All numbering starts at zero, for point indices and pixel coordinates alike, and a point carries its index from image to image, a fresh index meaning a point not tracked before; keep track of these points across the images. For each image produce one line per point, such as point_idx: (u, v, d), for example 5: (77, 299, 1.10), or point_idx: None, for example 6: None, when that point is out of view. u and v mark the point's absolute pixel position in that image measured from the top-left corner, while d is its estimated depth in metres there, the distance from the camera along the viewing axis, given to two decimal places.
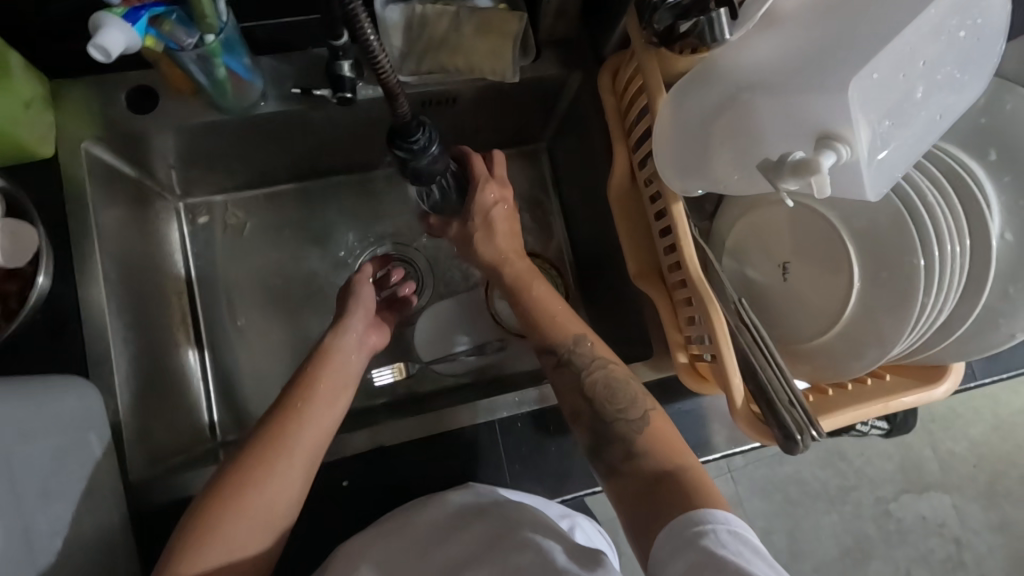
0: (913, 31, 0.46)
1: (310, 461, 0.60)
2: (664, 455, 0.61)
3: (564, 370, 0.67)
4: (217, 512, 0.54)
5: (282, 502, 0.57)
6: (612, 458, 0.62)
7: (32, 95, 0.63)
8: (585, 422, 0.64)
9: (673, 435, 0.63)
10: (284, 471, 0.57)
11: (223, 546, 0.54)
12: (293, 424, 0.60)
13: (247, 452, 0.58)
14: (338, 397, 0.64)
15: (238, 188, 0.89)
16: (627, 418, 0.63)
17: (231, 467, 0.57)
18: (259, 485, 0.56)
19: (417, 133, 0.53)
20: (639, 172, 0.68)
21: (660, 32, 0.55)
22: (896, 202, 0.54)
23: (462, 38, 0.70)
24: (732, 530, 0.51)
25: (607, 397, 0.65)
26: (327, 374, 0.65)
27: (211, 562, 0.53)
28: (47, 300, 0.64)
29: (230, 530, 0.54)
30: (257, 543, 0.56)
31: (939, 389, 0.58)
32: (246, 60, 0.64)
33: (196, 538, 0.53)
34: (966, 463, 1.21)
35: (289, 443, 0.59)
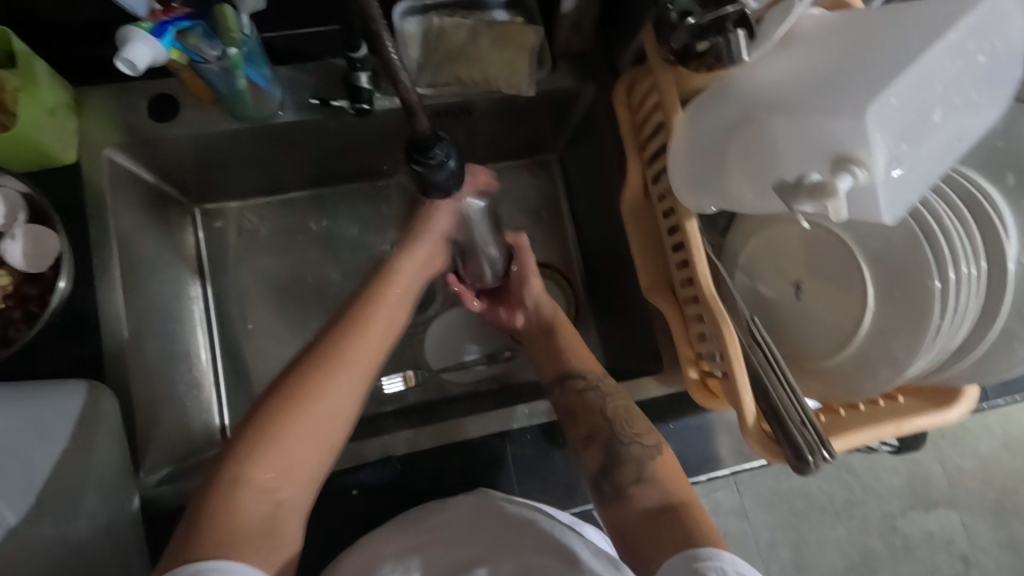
0: (931, 56, 0.46)
1: (369, 373, 0.64)
2: (672, 486, 0.63)
3: (587, 395, 0.69)
4: (280, 418, 0.57)
5: (339, 417, 0.60)
6: (622, 480, 0.64)
7: (56, 101, 0.64)
8: (599, 443, 0.66)
9: (677, 467, 0.65)
10: (349, 378, 0.61)
11: (285, 449, 0.56)
12: (350, 342, 0.63)
13: (318, 357, 0.61)
14: (392, 322, 0.67)
15: (253, 194, 0.90)
16: (642, 443, 0.66)
17: (306, 369, 0.60)
18: (329, 386, 0.60)
19: (436, 148, 0.52)
20: (652, 187, 0.68)
21: (676, 50, 0.55)
22: (913, 225, 0.54)
23: (479, 51, 0.71)
24: (736, 571, 0.51)
25: (626, 422, 0.67)
26: (384, 299, 0.68)
27: (274, 464, 0.56)
28: (66, 304, 0.64)
29: (293, 434, 0.57)
30: (323, 442, 0.59)
31: (954, 411, 0.57)
32: (266, 71, 0.64)
33: (259, 440, 0.56)
34: (975, 479, 1.20)
35: (347, 358, 0.62)
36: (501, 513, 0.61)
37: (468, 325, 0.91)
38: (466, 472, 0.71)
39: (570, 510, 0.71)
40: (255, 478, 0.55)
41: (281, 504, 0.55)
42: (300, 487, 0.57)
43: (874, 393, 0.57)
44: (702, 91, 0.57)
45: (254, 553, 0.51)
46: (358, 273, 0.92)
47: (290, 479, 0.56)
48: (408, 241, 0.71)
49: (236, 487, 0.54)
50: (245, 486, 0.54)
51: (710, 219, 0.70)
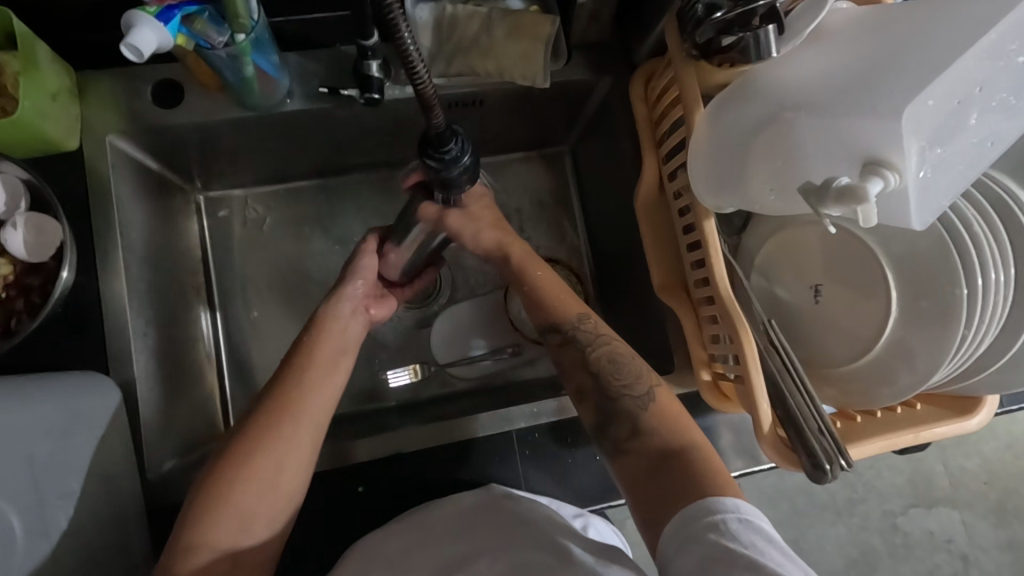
0: (972, 56, 0.44)
1: (319, 423, 0.61)
2: (670, 433, 0.61)
3: (570, 348, 0.68)
4: (226, 479, 0.56)
5: (290, 471, 0.58)
6: (619, 435, 0.62)
7: (58, 87, 0.62)
8: (590, 401, 0.65)
9: (677, 409, 0.63)
10: (295, 434, 0.59)
11: (237, 509, 0.55)
12: (295, 392, 0.61)
13: (256, 418, 0.59)
14: (336, 365, 0.65)
15: (258, 183, 0.88)
16: (632, 394, 0.63)
17: (241, 436, 0.58)
18: (271, 448, 0.58)
19: (451, 143, 0.52)
20: (669, 184, 0.66)
21: (700, 44, 0.53)
22: (941, 230, 0.52)
23: (494, 41, 0.69)
24: (742, 518, 0.50)
25: (613, 373, 0.64)
26: (323, 344, 0.66)
27: (225, 529, 0.55)
28: (69, 294, 0.63)
29: (242, 495, 0.56)
30: (276, 501, 0.57)
31: (973, 420, 0.56)
32: (274, 58, 0.62)
33: (208, 505, 0.55)
34: (977, 479, 1.13)
35: (293, 408, 0.60)
36: (499, 508, 0.60)
37: (476, 320, 0.90)
38: (472, 471, 0.70)
39: (586, 508, 0.70)
40: (208, 543, 0.54)
41: (242, 559, 0.56)
42: (259, 540, 0.57)
43: (892, 400, 0.56)
44: (724, 87, 0.55)
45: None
46: None
47: (247, 535, 0.56)
48: (333, 290, 0.71)
49: (188, 555, 0.53)
50: (197, 552, 0.54)
51: (726, 219, 0.68)
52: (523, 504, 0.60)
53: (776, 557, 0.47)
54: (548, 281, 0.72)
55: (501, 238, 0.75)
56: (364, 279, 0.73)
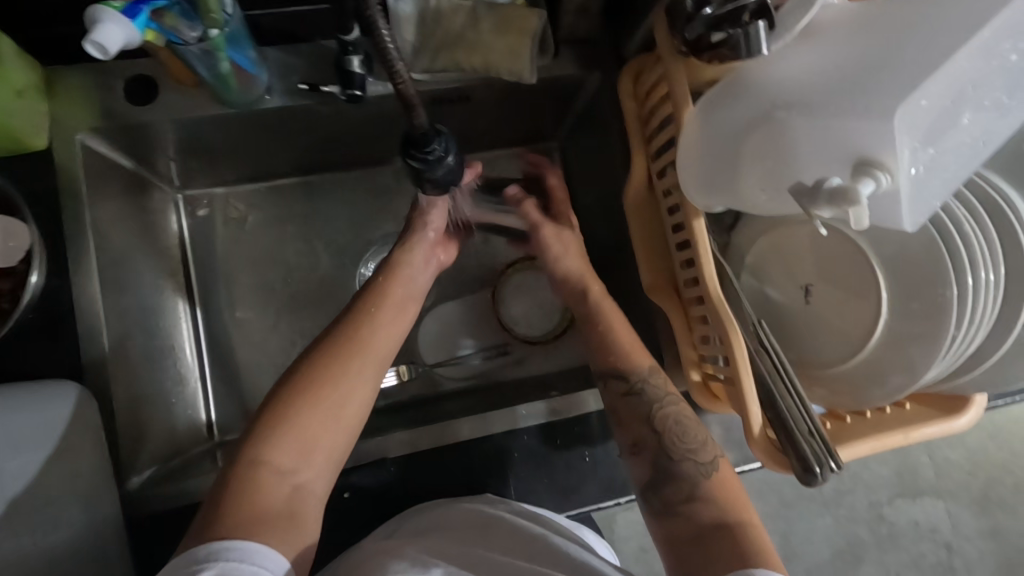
0: (965, 54, 0.43)
1: (383, 360, 0.63)
2: (728, 505, 0.58)
3: (633, 400, 0.64)
4: (299, 399, 0.57)
5: (357, 401, 0.59)
6: (670, 496, 0.59)
7: (26, 83, 0.59)
8: (647, 456, 0.62)
9: (737, 488, 0.60)
10: (362, 367, 0.61)
11: (304, 428, 0.56)
12: (367, 327, 0.63)
13: (328, 346, 0.61)
14: (403, 310, 0.67)
15: (239, 180, 0.85)
16: (695, 460, 0.61)
17: (313, 361, 0.60)
18: (340, 376, 0.59)
19: (434, 143, 0.50)
20: (658, 182, 0.65)
21: (689, 41, 0.52)
22: (931, 232, 0.52)
23: (479, 36, 0.67)
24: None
25: (677, 435, 0.62)
26: (393, 287, 0.68)
27: (291, 446, 0.55)
28: (39, 298, 0.61)
29: (312, 416, 0.57)
30: (338, 429, 0.58)
31: (960, 421, 0.56)
32: (252, 53, 0.60)
33: (281, 421, 0.56)
34: (961, 469, 1.14)
35: (364, 344, 0.62)
36: (502, 522, 0.59)
37: (465, 318, 0.89)
38: (459, 475, 0.69)
39: (566, 514, 0.69)
40: (273, 461, 0.54)
41: (302, 484, 0.55)
42: (320, 467, 0.56)
43: (883, 400, 0.56)
44: (714, 84, 0.54)
45: (275, 531, 0.50)
46: (348, 264, 0.88)
47: (310, 454, 0.56)
48: (405, 234, 0.72)
49: (256, 469, 0.53)
50: (264, 468, 0.54)
51: (715, 217, 0.67)
52: (532, 519, 0.60)
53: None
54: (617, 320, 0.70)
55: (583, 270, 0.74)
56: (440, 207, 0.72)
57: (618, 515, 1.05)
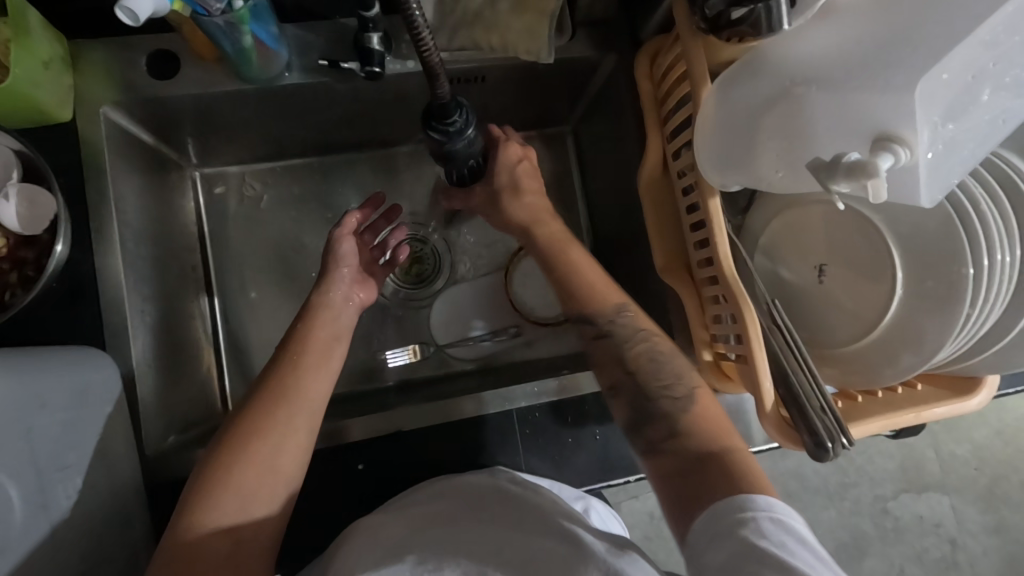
0: (987, 30, 0.43)
1: (314, 409, 0.60)
2: (711, 435, 0.58)
3: (605, 342, 0.65)
4: (226, 459, 0.54)
5: (290, 453, 0.57)
6: (656, 436, 0.59)
7: (51, 55, 0.60)
8: (624, 397, 0.63)
9: (718, 415, 0.60)
10: (289, 419, 0.58)
11: (237, 487, 0.54)
12: (292, 376, 0.60)
13: (249, 408, 0.58)
14: (330, 351, 0.64)
15: (256, 160, 0.87)
16: (672, 396, 0.61)
17: (234, 425, 0.57)
18: (266, 433, 0.56)
19: (455, 115, 0.51)
20: (672, 163, 0.65)
21: (708, 17, 0.52)
22: (948, 207, 0.52)
23: (498, 16, 0.67)
24: (775, 518, 0.48)
25: (652, 372, 0.63)
26: (316, 332, 0.65)
27: (225, 505, 0.53)
28: (63, 268, 0.62)
29: (241, 476, 0.54)
30: (272, 483, 0.56)
31: (974, 400, 0.57)
32: (273, 29, 0.61)
33: (210, 486, 0.53)
34: (968, 465, 1.14)
35: (292, 391, 0.59)
36: (504, 494, 0.60)
37: (476, 300, 0.90)
38: (467, 456, 0.69)
39: (582, 489, 0.70)
40: (208, 524, 0.52)
41: (242, 539, 0.53)
42: (261, 517, 0.55)
43: (894, 380, 0.57)
44: (719, 81, 0.54)
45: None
46: None
47: (249, 511, 0.54)
48: (322, 277, 0.71)
49: (188, 533, 0.51)
50: (198, 529, 0.52)
51: (730, 198, 0.67)
52: (529, 491, 0.60)
53: (810, 560, 0.45)
54: (580, 259, 0.70)
55: (536, 212, 0.72)
56: (351, 237, 0.72)
57: (623, 503, 1.06)
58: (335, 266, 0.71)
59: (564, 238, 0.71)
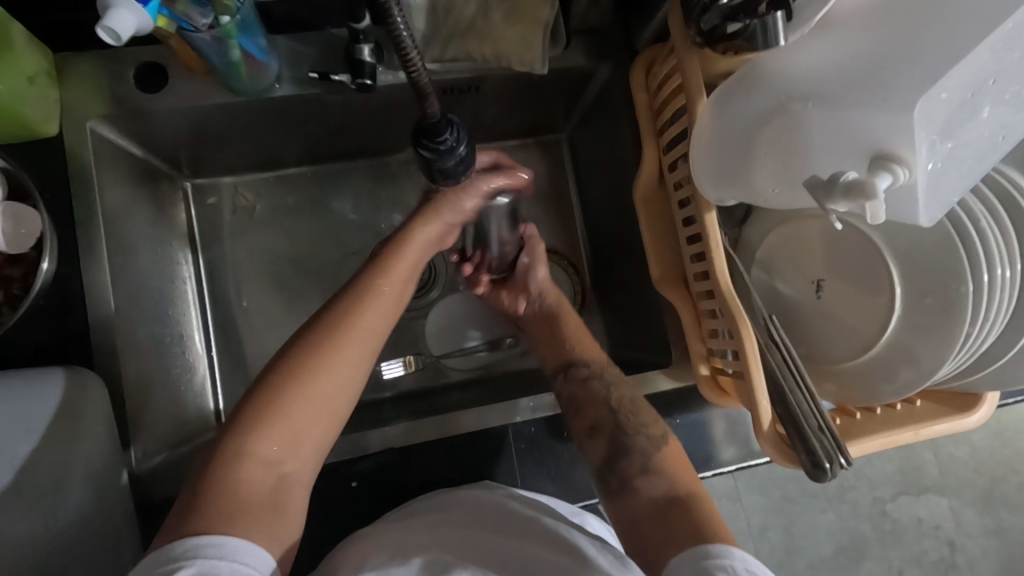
0: (986, 48, 0.43)
1: (374, 352, 0.62)
2: (678, 479, 0.61)
3: (591, 384, 0.70)
4: (291, 387, 0.55)
5: (345, 391, 0.58)
6: (629, 471, 0.62)
7: (36, 69, 0.59)
8: (604, 436, 0.65)
9: (685, 462, 0.63)
10: (354, 358, 0.59)
11: (294, 421, 0.55)
12: (361, 315, 0.61)
13: (317, 339, 0.58)
14: (399, 296, 0.66)
15: (248, 170, 0.85)
16: (647, 434, 0.65)
17: (303, 352, 0.57)
18: (332, 368, 0.57)
19: (446, 132, 0.51)
20: (668, 175, 0.64)
21: (705, 31, 0.51)
22: (947, 225, 0.51)
23: (491, 26, 0.66)
24: (748, 569, 0.47)
25: (631, 414, 0.66)
26: (392, 272, 0.66)
27: (280, 436, 0.54)
28: (50, 285, 0.61)
29: (300, 408, 0.55)
30: (325, 422, 0.57)
31: (972, 418, 0.56)
32: (262, 41, 0.60)
33: (270, 412, 0.54)
34: (967, 467, 1.13)
35: (360, 330, 0.60)
36: (505, 511, 0.59)
37: (473, 310, 0.89)
38: (461, 471, 0.69)
39: (577, 504, 0.69)
40: (262, 451, 0.53)
41: (288, 475, 0.54)
42: (306, 456, 0.55)
43: (893, 397, 0.56)
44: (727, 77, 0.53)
45: (264, 524, 0.49)
46: (357, 254, 0.88)
47: (296, 449, 0.55)
48: (422, 214, 0.70)
49: (242, 460, 0.52)
50: (251, 458, 0.52)
51: (726, 210, 0.67)
52: (528, 506, 0.59)
53: None
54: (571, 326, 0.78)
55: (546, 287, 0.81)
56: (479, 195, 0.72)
57: None
58: (453, 204, 0.70)
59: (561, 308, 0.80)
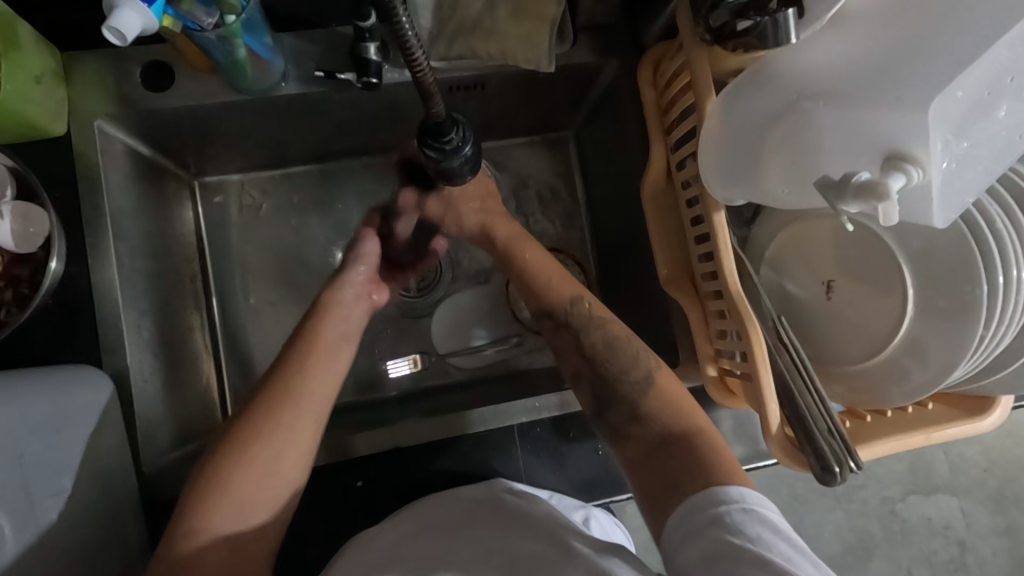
0: (1006, 44, 0.41)
1: (319, 413, 0.59)
2: (674, 415, 0.60)
3: (564, 331, 0.69)
4: (229, 463, 0.54)
5: (293, 457, 0.57)
6: (617, 420, 0.62)
7: (42, 69, 0.59)
8: (586, 383, 0.66)
9: (680, 393, 0.62)
10: (294, 424, 0.57)
11: (238, 496, 0.53)
12: (297, 379, 0.59)
13: (248, 415, 0.57)
14: (338, 352, 0.63)
15: (254, 169, 0.86)
16: (629, 378, 0.63)
17: (235, 431, 0.56)
18: (268, 439, 0.56)
19: (452, 132, 0.50)
20: (676, 173, 0.63)
21: (714, 28, 0.50)
22: (963, 228, 0.50)
23: (497, 23, 0.65)
24: (747, 508, 0.48)
25: (607, 358, 0.65)
26: (324, 332, 0.64)
27: (225, 513, 0.53)
28: (59, 284, 0.62)
29: (241, 483, 0.54)
30: (275, 489, 0.55)
31: (985, 421, 0.55)
32: (267, 40, 0.60)
33: (211, 490, 0.53)
34: (978, 467, 1.12)
35: (296, 394, 0.58)
36: (499, 505, 0.59)
37: (479, 308, 0.88)
38: (467, 471, 0.69)
39: (588, 501, 0.69)
40: (208, 529, 0.52)
41: (243, 545, 0.53)
42: (261, 524, 0.54)
43: (904, 400, 0.55)
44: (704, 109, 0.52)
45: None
46: None
47: (248, 520, 0.54)
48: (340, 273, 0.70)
49: (187, 539, 0.51)
50: (196, 537, 0.51)
51: (735, 209, 0.66)
52: (524, 500, 0.60)
53: (786, 552, 0.45)
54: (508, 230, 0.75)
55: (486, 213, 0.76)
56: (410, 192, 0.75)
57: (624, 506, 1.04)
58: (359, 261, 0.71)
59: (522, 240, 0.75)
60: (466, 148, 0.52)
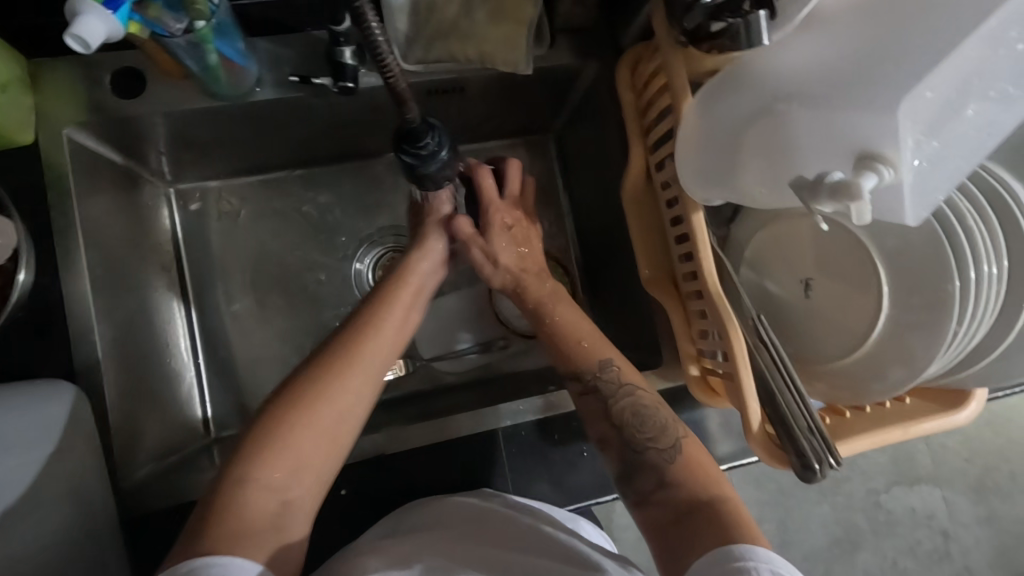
0: (972, 44, 0.42)
1: (380, 381, 0.60)
2: (699, 482, 0.56)
3: (591, 398, 0.63)
4: (295, 413, 0.55)
5: (350, 420, 0.57)
6: (643, 487, 0.58)
7: (8, 77, 0.58)
8: (613, 450, 0.61)
9: (707, 461, 0.58)
10: (357, 387, 0.58)
11: (298, 447, 0.54)
12: (366, 341, 0.61)
13: (318, 370, 0.58)
14: (405, 321, 0.65)
15: (231, 174, 0.84)
16: (658, 448, 0.59)
17: (303, 383, 0.57)
18: (332, 397, 0.56)
19: (427, 138, 0.50)
20: (656, 174, 0.64)
21: (688, 29, 0.51)
22: (934, 224, 0.51)
23: (474, 26, 0.65)
24: (775, 571, 0.46)
25: (636, 427, 0.60)
26: (394, 299, 0.65)
27: (283, 462, 0.53)
28: (28, 297, 0.60)
29: (304, 434, 0.54)
30: (329, 449, 0.55)
31: (961, 414, 0.56)
32: (240, 45, 0.59)
33: (273, 438, 0.53)
34: (959, 457, 1.14)
35: (362, 357, 0.59)
36: (496, 514, 0.59)
37: (462, 311, 0.88)
38: (452, 476, 0.68)
39: (569, 507, 0.69)
40: (265, 475, 0.52)
41: (291, 502, 0.53)
42: (310, 482, 0.54)
43: (882, 395, 0.56)
44: (713, 77, 0.52)
45: (256, 555, 0.48)
46: (344, 257, 0.88)
47: (301, 476, 0.54)
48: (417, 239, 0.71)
49: (246, 484, 0.51)
50: (253, 484, 0.51)
51: (714, 210, 0.66)
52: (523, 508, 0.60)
53: None
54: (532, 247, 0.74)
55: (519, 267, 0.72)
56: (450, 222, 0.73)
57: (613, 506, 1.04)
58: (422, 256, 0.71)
59: (553, 297, 0.70)
60: (444, 154, 0.52)
